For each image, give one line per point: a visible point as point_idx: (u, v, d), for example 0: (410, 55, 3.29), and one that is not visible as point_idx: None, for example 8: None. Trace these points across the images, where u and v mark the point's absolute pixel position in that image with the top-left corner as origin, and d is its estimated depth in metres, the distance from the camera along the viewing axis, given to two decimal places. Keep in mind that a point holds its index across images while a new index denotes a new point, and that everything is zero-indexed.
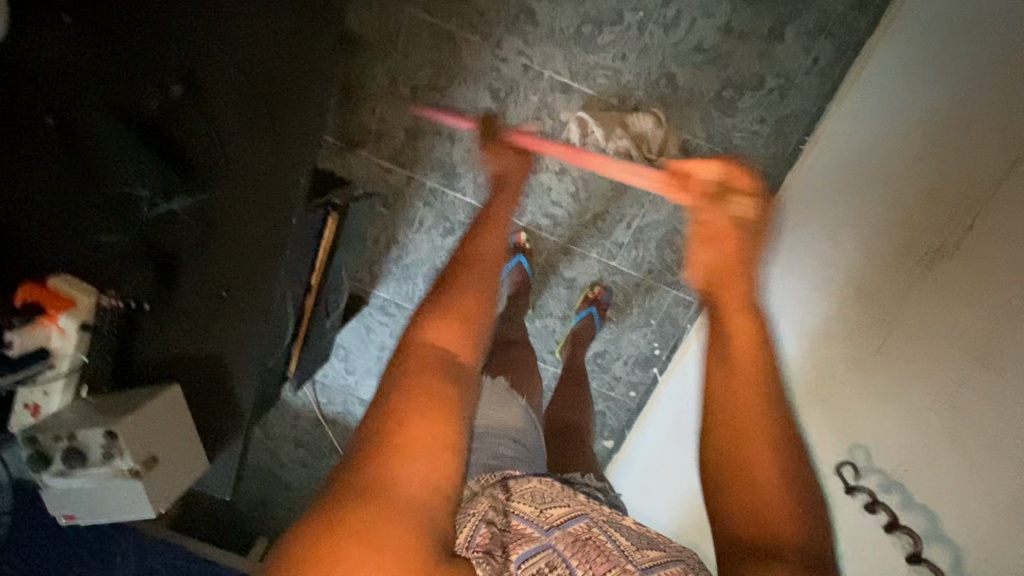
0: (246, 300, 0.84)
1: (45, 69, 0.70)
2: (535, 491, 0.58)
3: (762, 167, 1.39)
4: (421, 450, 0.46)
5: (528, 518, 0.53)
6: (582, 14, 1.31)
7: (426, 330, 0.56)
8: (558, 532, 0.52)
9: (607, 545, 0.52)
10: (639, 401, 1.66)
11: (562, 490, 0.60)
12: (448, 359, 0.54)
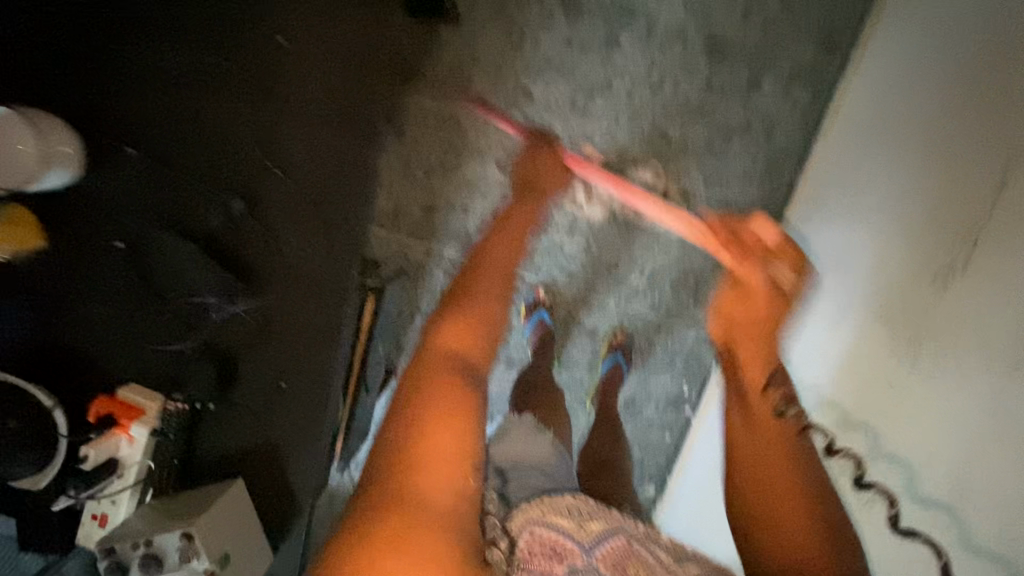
0: (303, 391, 0.87)
1: (119, 200, 0.78)
2: (573, 512, 0.71)
3: (762, 203, 1.47)
4: (440, 458, 0.57)
5: (569, 533, 0.66)
6: (575, 87, 1.43)
7: (439, 337, 0.68)
8: (596, 551, 0.65)
9: (645, 556, 0.66)
10: (675, 442, 1.66)
11: (611, 516, 0.72)
12: (464, 360, 0.66)
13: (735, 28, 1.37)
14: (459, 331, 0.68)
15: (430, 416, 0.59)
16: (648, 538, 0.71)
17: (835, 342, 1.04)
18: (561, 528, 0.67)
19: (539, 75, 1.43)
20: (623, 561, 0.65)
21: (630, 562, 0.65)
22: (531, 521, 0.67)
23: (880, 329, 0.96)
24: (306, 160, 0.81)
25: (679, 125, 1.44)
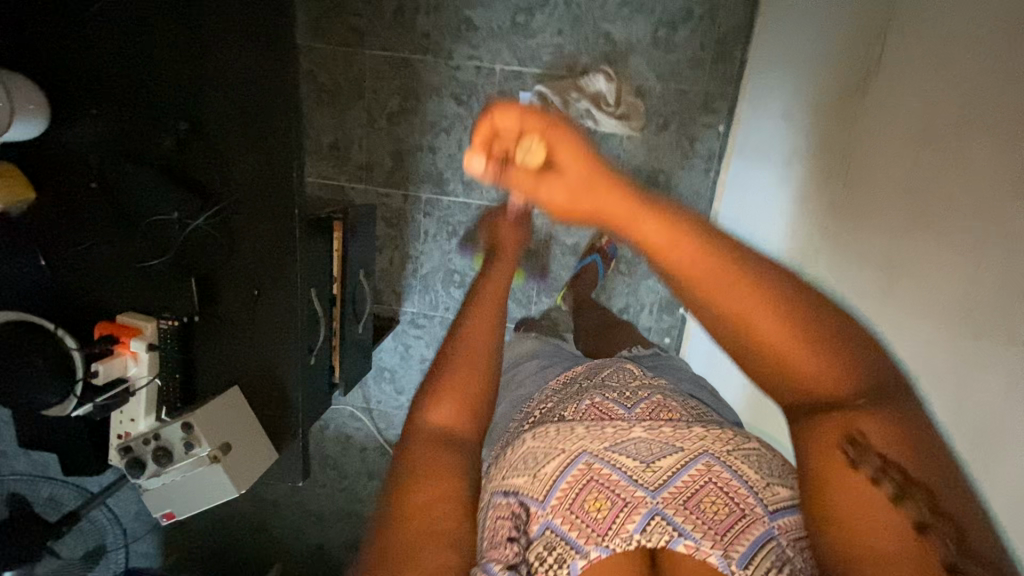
0: (276, 295, 0.95)
1: (83, 142, 0.89)
2: (534, 454, 0.57)
3: (719, 88, 1.46)
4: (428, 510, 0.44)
5: (524, 498, 0.54)
6: (513, 7, 1.47)
7: (426, 409, 0.52)
8: (553, 502, 0.52)
9: (610, 482, 0.53)
10: (675, 345, 1.68)
11: (565, 427, 0.60)
12: (448, 433, 0.51)
13: None
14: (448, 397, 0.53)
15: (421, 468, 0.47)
16: (611, 430, 0.59)
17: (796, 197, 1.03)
18: (514, 491, 0.54)
19: (477, 3, 1.48)
20: (580, 495, 0.52)
21: (590, 493, 0.52)
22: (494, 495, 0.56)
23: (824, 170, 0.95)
24: (232, 76, 0.86)
25: (622, 24, 1.45)
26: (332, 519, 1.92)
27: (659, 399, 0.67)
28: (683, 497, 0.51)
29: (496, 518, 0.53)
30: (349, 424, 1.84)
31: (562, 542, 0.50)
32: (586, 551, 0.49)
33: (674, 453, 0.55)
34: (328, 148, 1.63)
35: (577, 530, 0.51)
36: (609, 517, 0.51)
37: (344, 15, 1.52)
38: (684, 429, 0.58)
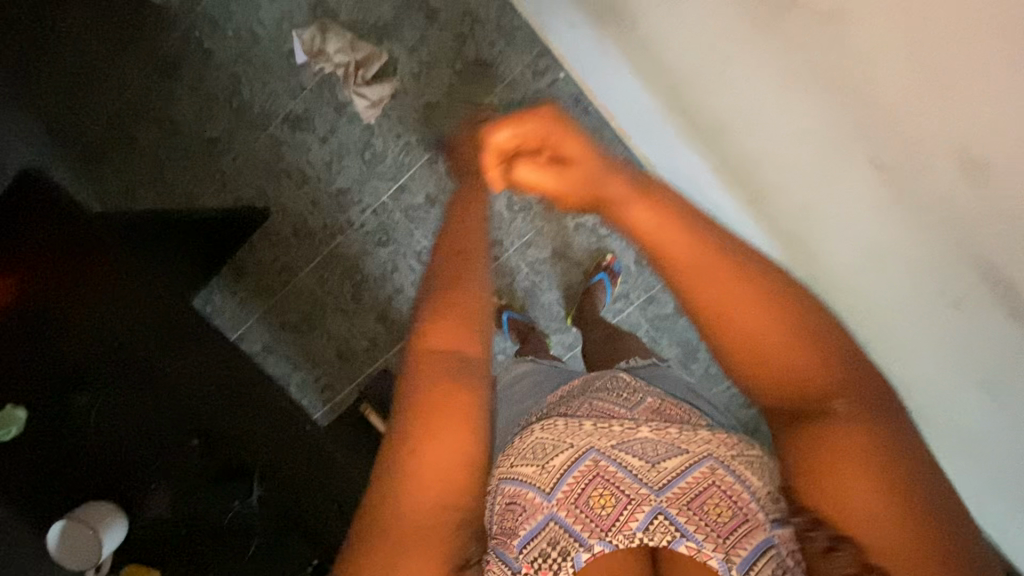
0: (340, 488, 1.12)
1: (156, 510, 1.12)
2: (542, 445, 0.72)
3: (531, 51, 1.55)
4: (435, 461, 0.55)
5: (532, 486, 0.68)
6: (358, 151, 1.67)
7: (428, 334, 0.61)
8: (558, 495, 0.67)
9: (618, 474, 0.67)
10: None
11: (572, 423, 0.74)
12: (456, 361, 0.60)
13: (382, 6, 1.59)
14: (443, 330, 0.61)
15: (418, 421, 0.56)
16: (620, 429, 0.72)
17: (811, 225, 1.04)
18: (523, 482, 0.69)
19: (335, 173, 1.68)
20: (587, 492, 0.66)
21: (597, 492, 0.66)
22: (499, 481, 0.71)
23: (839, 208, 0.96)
24: (194, 382, 1.13)
25: (430, 85, 1.60)
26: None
27: (653, 401, 0.82)
28: (688, 497, 0.65)
29: (503, 505, 0.69)
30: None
31: (564, 535, 0.65)
32: (588, 543, 0.65)
33: (681, 458, 0.68)
34: (337, 357, 1.79)
35: (581, 525, 0.65)
36: (612, 514, 0.65)
37: (273, 266, 1.77)
38: (695, 439, 0.71)
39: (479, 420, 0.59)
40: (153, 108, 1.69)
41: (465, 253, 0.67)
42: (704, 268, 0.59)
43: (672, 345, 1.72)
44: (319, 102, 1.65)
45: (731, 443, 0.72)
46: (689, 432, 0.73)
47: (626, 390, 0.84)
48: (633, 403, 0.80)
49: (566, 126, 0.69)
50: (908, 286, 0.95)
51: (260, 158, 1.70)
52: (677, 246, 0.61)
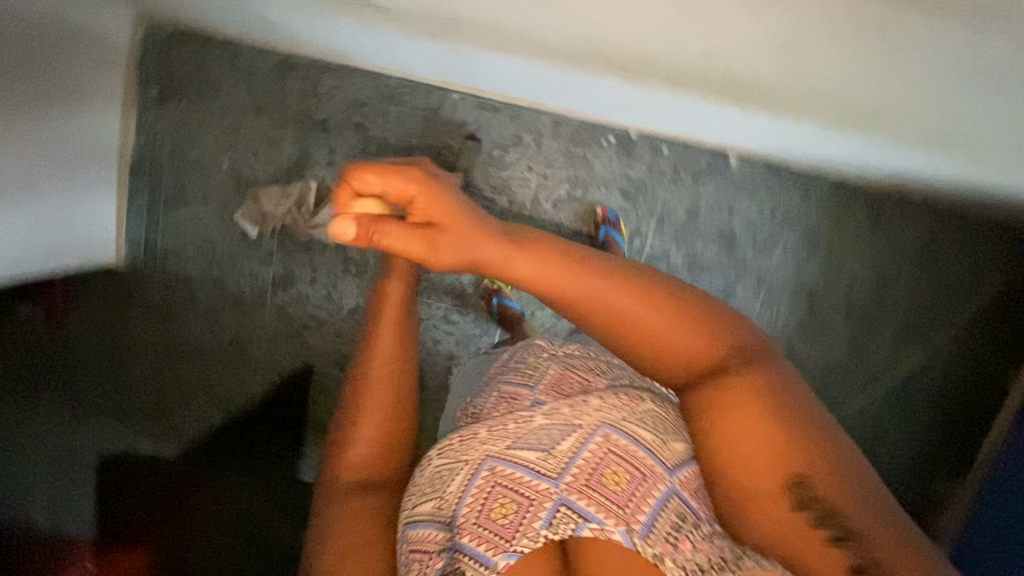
0: None
1: None
2: (550, 435, 0.79)
3: (421, 102, 1.65)
4: (361, 526, 0.80)
5: (539, 474, 0.76)
6: (346, 273, 1.76)
7: (357, 435, 0.85)
8: (565, 481, 0.75)
9: (632, 451, 0.78)
10: (669, 144, 1.64)
11: (579, 405, 0.83)
12: (379, 454, 0.86)
13: (285, 152, 1.70)
14: (369, 431, 0.86)
15: (355, 509, 0.81)
16: (612, 408, 0.83)
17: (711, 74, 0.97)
18: (535, 471, 0.76)
19: (341, 303, 1.78)
20: (603, 468, 0.76)
21: (612, 470, 0.76)
22: (488, 459, 0.79)
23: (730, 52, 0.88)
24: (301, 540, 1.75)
25: None
26: None
27: (555, 370, 0.94)
28: (588, 475, 0.75)
29: (491, 485, 0.77)
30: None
31: (577, 512, 0.73)
32: (613, 525, 0.72)
33: (578, 435, 0.79)
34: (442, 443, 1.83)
35: (602, 509, 0.73)
36: (626, 490, 0.75)
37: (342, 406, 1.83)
38: (589, 413, 0.82)
39: (390, 503, 0.85)
40: (177, 351, 1.84)
41: (386, 340, 0.88)
42: (552, 278, 0.73)
43: (708, 244, 1.69)
44: (291, 254, 1.76)
45: (622, 404, 0.83)
46: (582, 405, 0.83)
47: (540, 370, 0.95)
48: (535, 378, 0.94)
49: (437, 193, 0.73)
50: (847, 80, 0.87)
51: (277, 333, 1.81)
52: (535, 270, 0.73)
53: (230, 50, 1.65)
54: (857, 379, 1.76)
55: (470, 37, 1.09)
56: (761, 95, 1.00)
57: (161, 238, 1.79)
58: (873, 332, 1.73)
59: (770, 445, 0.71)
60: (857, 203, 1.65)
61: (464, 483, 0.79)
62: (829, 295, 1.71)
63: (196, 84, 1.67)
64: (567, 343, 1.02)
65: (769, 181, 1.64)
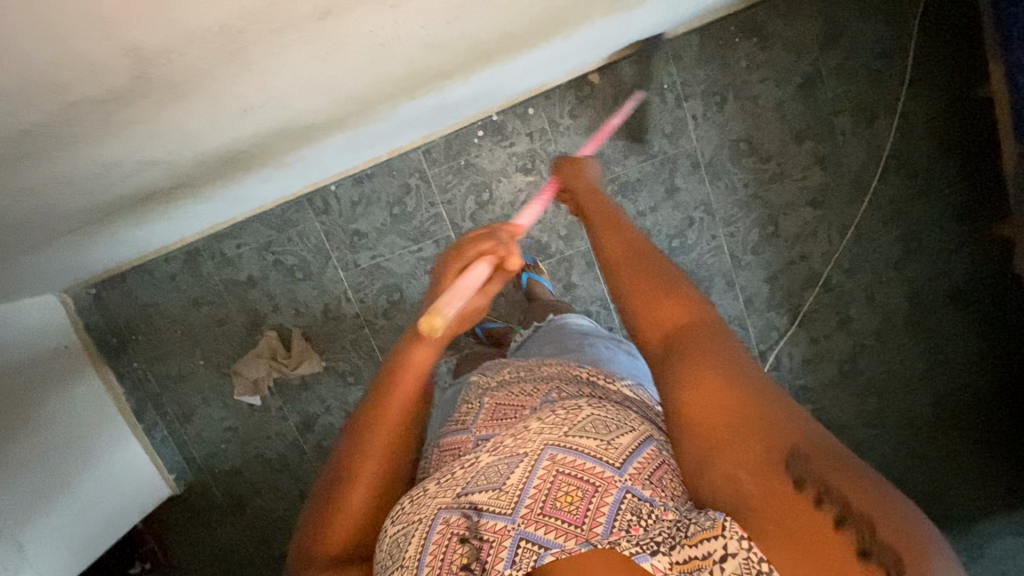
0: None
1: None
2: (497, 468, 0.75)
3: (311, 211, 1.71)
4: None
5: (494, 514, 0.71)
6: (349, 386, 1.83)
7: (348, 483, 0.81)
8: (521, 515, 0.70)
9: (585, 463, 0.70)
10: (533, 102, 1.60)
11: (527, 423, 0.77)
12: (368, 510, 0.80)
13: (238, 321, 1.79)
14: (363, 489, 0.81)
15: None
16: (563, 413, 0.76)
17: (489, 49, 0.97)
18: (485, 512, 0.71)
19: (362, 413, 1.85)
20: (556, 486, 0.70)
21: (564, 491, 0.69)
22: (440, 513, 0.72)
23: (487, 32, 0.88)
24: None
25: (310, 303, 1.77)
26: (892, 325, 1.72)
27: (488, 402, 1.03)
28: (542, 504, 0.70)
29: (446, 538, 0.71)
30: (769, 353, 1.75)
31: (534, 543, 0.68)
32: (558, 545, 0.67)
33: (523, 466, 0.72)
34: None
35: (556, 531, 0.68)
36: (583, 505, 0.68)
37: None
38: (532, 436, 0.75)
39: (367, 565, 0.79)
40: (263, 528, 1.98)
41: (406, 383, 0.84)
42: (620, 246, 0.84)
43: (626, 161, 1.63)
44: (297, 399, 1.85)
45: (564, 417, 0.76)
46: (524, 431, 0.76)
47: (474, 412, 1.02)
48: (470, 421, 1.00)
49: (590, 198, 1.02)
50: None
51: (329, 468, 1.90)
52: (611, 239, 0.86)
53: (146, 270, 1.78)
54: (845, 189, 1.63)
55: (284, 153, 1.12)
56: (545, 32, 1.00)
57: (194, 451, 1.92)
58: (831, 138, 1.60)
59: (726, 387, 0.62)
60: (734, 35, 1.54)
61: (419, 547, 0.72)
62: (766, 133, 1.60)
63: (141, 313, 1.81)
64: (498, 374, 1.13)
65: (641, 72, 1.57)
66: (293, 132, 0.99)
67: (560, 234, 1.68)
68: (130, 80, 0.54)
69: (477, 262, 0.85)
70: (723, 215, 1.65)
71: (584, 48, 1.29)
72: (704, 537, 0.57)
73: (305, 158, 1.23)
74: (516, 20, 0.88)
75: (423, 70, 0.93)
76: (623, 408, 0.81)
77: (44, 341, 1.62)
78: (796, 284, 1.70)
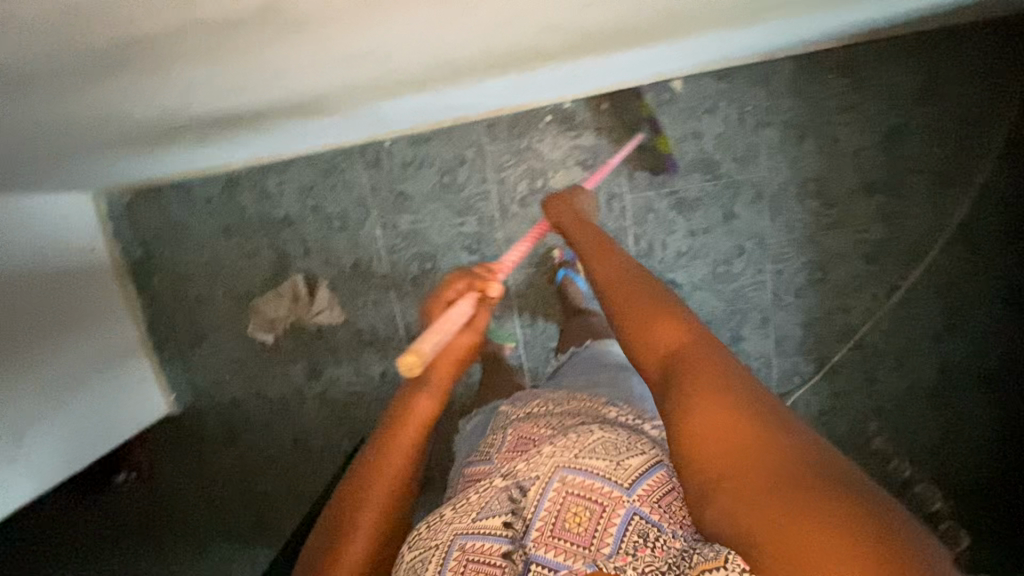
0: None
1: None
2: (489, 500, 0.84)
3: (361, 162, 1.66)
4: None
5: (499, 537, 0.80)
6: (363, 345, 1.82)
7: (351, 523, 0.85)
8: (535, 534, 0.77)
9: (597, 482, 0.78)
10: (609, 98, 1.54)
11: (536, 457, 0.86)
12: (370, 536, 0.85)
13: (266, 258, 1.77)
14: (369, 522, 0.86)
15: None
16: (579, 441, 0.85)
17: (596, 39, 0.92)
18: (494, 535, 0.80)
19: (370, 373, 1.84)
20: (565, 508, 0.78)
21: (573, 512, 0.77)
22: (456, 538, 0.81)
23: (605, 23, 0.83)
24: None
25: (342, 255, 1.75)
26: (915, 395, 1.70)
27: (514, 431, 1.05)
28: (553, 523, 0.77)
29: (463, 563, 0.79)
30: (787, 397, 1.73)
31: (546, 561, 0.74)
32: (570, 563, 0.73)
33: (537, 488, 0.81)
34: None
35: (563, 552, 0.74)
36: (589, 527, 0.75)
37: None
38: (544, 462, 0.83)
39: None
40: (251, 463, 2.00)
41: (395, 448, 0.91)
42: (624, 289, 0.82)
43: (689, 178, 1.58)
44: (308, 347, 1.84)
45: (573, 443, 0.85)
46: (539, 455, 0.85)
47: (499, 442, 1.05)
48: (494, 451, 1.04)
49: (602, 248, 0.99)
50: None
51: (328, 419, 1.91)
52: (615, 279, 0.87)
53: (183, 188, 1.74)
54: (904, 251, 1.59)
55: (357, 105, 1.08)
56: (655, 30, 0.94)
57: (197, 376, 1.91)
58: (902, 196, 1.55)
59: (729, 409, 0.57)
60: (829, 70, 1.48)
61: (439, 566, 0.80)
62: (838, 178, 1.55)
63: (171, 230, 1.79)
64: (527, 402, 1.15)
65: (726, 90, 1.51)
66: (376, 86, 0.95)
67: (606, 237, 1.65)
68: (257, 11, 0.51)
69: (463, 300, 1.01)
70: (774, 252, 1.62)
71: (679, 53, 1.24)
72: (708, 566, 0.52)
73: (374, 109, 1.18)
74: (636, 17, 0.83)
75: (525, 50, 0.88)
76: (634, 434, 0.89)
77: (67, 242, 1.60)
78: (830, 335, 1.67)
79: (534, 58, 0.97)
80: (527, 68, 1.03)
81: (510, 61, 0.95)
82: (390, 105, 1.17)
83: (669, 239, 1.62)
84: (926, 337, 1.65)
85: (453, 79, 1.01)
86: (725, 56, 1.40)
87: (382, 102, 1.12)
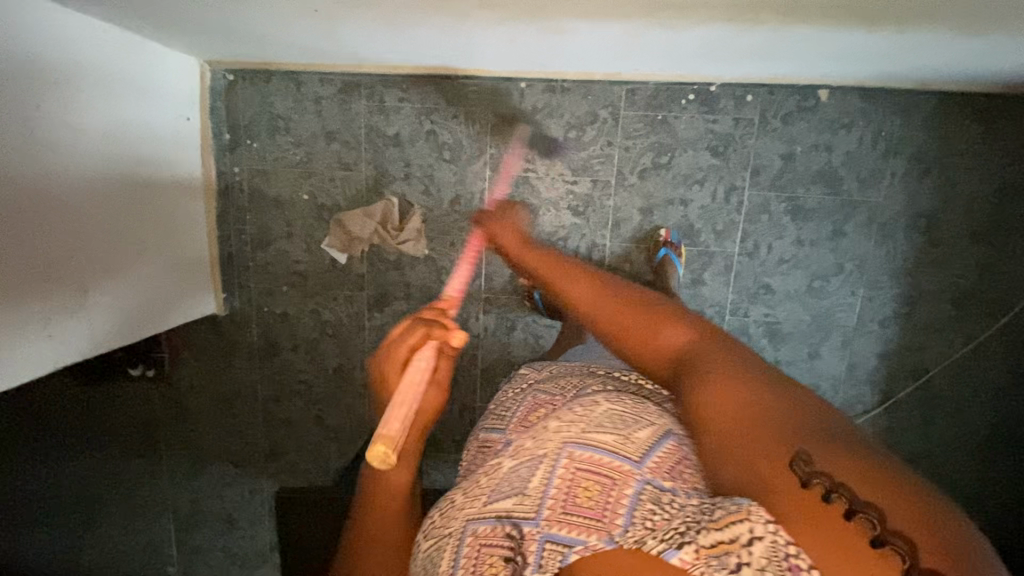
0: None
1: None
2: (516, 476, 0.68)
3: (491, 98, 1.62)
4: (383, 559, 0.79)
5: (515, 519, 0.64)
6: (437, 285, 1.75)
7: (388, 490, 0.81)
8: (541, 512, 0.63)
9: (595, 460, 0.65)
10: (755, 92, 1.56)
11: (539, 434, 0.72)
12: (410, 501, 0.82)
13: (363, 173, 1.69)
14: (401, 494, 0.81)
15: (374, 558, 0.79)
16: (585, 415, 0.71)
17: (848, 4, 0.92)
18: (511, 519, 0.65)
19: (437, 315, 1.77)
20: (573, 488, 0.63)
21: (582, 487, 0.63)
22: (467, 525, 0.68)
23: None
24: None
25: (442, 187, 1.68)
26: (963, 444, 1.74)
27: (527, 403, 0.87)
28: (563, 501, 0.63)
29: (477, 549, 0.66)
30: None
31: (558, 543, 0.60)
32: (576, 538, 0.59)
33: (544, 466, 0.66)
34: None
35: (574, 528, 0.60)
36: (603, 498, 0.61)
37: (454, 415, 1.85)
38: (549, 436, 0.70)
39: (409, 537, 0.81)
40: (283, 385, 1.87)
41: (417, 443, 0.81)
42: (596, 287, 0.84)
43: (810, 187, 1.60)
44: (382, 275, 1.75)
45: (576, 416, 0.71)
46: (543, 431, 0.71)
47: (515, 409, 0.88)
48: (508, 419, 0.86)
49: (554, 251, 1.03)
50: None
51: (378, 353, 1.82)
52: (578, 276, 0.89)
53: (295, 81, 1.65)
54: (989, 303, 1.64)
55: (570, 17, 1.04)
56: (898, 14, 0.96)
57: (251, 280, 1.80)
58: (1001, 252, 1.61)
59: (740, 397, 0.61)
60: (966, 115, 1.53)
61: (451, 561, 0.68)
62: (947, 220, 1.60)
63: (268, 121, 1.68)
64: (546, 368, 0.98)
65: (867, 109, 1.54)
66: None
67: (715, 228, 1.64)
68: None
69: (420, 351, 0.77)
70: (870, 277, 1.65)
71: (857, 58, 1.27)
72: (729, 520, 0.51)
73: (569, 32, 1.15)
74: None
75: None
76: (647, 403, 0.75)
77: (163, 106, 1.51)
78: (901, 370, 1.71)
79: (776, 9, 0.96)
80: (751, 20, 1.03)
81: (755, 4, 0.94)
82: (589, 31, 1.14)
83: (776, 243, 1.64)
84: (988, 391, 1.70)
85: (684, 10, 0.99)
86: (884, 76, 1.43)
87: (588, 24, 1.09)
